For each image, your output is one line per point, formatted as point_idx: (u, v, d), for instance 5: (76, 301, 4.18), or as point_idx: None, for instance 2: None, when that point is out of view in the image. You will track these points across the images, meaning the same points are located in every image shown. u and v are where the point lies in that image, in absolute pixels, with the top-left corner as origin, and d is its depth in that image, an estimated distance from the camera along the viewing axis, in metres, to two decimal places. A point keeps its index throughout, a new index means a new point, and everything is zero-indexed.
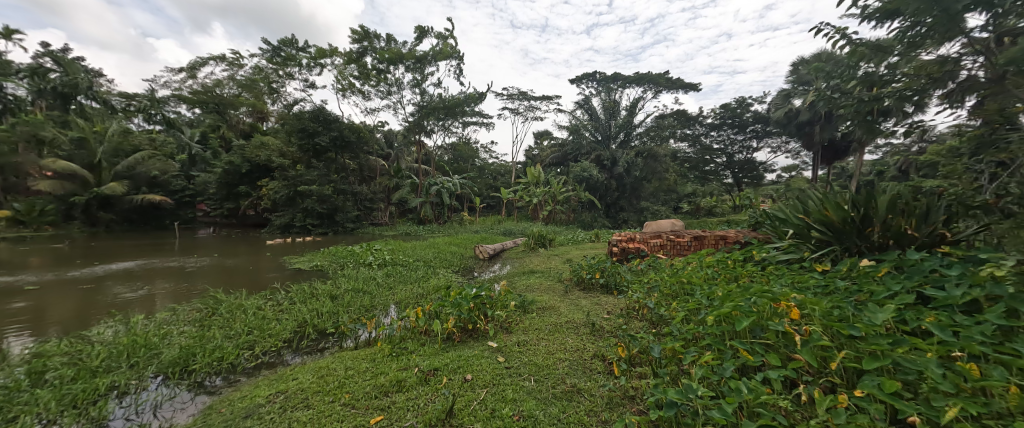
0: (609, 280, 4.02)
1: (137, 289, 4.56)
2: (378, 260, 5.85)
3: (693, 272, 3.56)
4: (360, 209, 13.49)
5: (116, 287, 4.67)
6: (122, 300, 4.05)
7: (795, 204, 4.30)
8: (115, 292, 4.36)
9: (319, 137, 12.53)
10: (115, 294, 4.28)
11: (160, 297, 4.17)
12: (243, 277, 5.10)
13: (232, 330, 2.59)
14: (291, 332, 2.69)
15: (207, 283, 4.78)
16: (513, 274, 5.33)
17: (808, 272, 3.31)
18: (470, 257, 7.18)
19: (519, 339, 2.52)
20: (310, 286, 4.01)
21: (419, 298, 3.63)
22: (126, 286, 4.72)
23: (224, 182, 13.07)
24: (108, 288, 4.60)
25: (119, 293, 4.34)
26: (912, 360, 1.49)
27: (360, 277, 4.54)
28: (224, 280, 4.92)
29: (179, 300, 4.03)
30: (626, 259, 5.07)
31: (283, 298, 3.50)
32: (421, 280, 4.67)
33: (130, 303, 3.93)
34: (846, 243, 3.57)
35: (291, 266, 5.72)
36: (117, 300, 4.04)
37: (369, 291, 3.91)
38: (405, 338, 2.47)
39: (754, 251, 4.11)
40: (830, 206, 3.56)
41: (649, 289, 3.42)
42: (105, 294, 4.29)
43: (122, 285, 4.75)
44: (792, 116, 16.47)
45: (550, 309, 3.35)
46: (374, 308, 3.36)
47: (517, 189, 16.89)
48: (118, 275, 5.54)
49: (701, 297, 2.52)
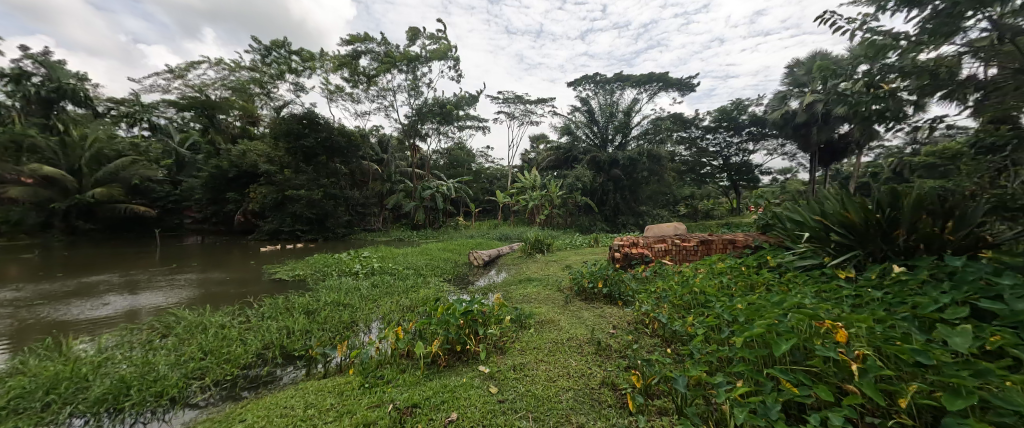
0: (613, 289, 3.71)
1: (109, 302, 4.22)
2: (365, 268, 5.51)
3: (705, 280, 3.27)
4: (351, 215, 13.12)
5: (85, 300, 4.32)
6: (92, 313, 3.71)
7: (810, 206, 4.02)
8: (84, 305, 4.02)
9: (308, 139, 12.22)
10: (84, 307, 3.94)
11: (143, 308, 3.88)
12: (230, 288, 4.79)
13: (185, 357, 2.26)
14: (254, 356, 2.35)
15: (196, 295, 4.50)
16: (509, 282, 4.99)
17: (832, 280, 3.03)
18: (464, 264, 6.86)
19: (514, 362, 2.19)
20: (286, 299, 3.66)
21: (405, 313, 3.30)
22: (95, 299, 4.37)
23: (211, 188, 12.64)
24: (86, 300, 4.28)
25: (90, 306, 4.00)
26: (1006, 398, 1.19)
27: (343, 289, 4.20)
28: (213, 292, 4.63)
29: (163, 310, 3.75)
30: (629, 265, 4.78)
31: (254, 315, 3.16)
32: (409, 290, 4.32)
33: (104, 315, 3.62)
34: (869, 247, 3.30)
35: (272, 276, 5.36)
36: (87, 313, 3.71)
37: (350, 304, 3.57)
38: (382, 363, 2.14)
39: (767, 257, 3.84)
40: (852, 208, 3.29)
41: (658, 300, 3.13)
42: (84, 307, 3.99)
43: (90, 299, 4.39)
44: (789, 117, 16.33)
45: (549, 323, 3.03)
46: (354, 324, 3.04)
47: (513, 193, 16.61)
48: (90, 289, 5.19)
49: (722, 312, 2.24)
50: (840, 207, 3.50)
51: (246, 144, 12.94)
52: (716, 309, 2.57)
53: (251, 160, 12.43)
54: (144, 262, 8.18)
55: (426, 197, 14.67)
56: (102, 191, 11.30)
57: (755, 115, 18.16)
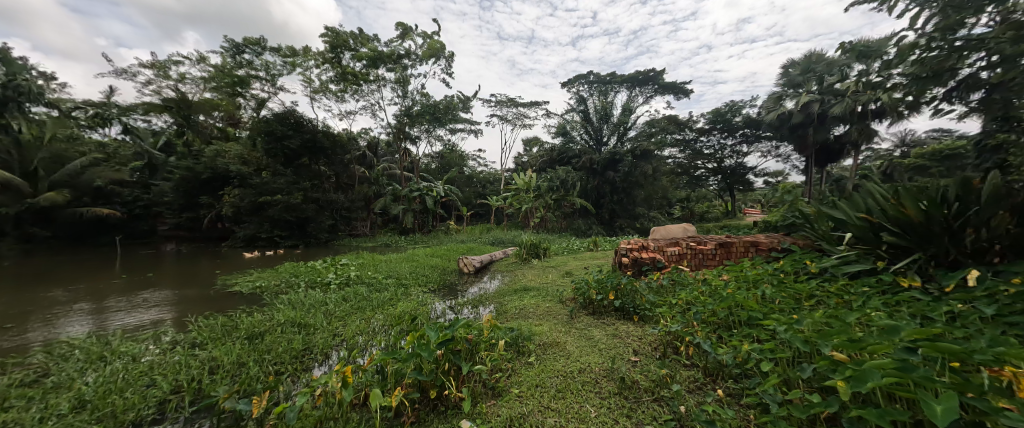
0: (627, 302, 3.11)
1: (79, 319, 3.79)
2: (339, 278, 4.86)
3: (742, 291, 2.70)
4: (335, 219, 12.44)
5: (50, 318, 3.84)
6: (68, 332, 3.30)
7: (850, 202, 3.51)
8: (52, 323, 3.57)
9: (291, 140, 11.57)
10: (49, 325, 3.48)
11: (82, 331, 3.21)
12: (197, 302, 4.14)
13: (47, 413, 1.61)
14: (153, 413, 1.71)
15: (156, 312, 3.84)
16: (502, 293, 4.37)
17: (899, 291, 2.48)
18: (453, 271, 6.20)
19: (510, 412, 1.63)
20: (230, 318, 3.01)
21: (374, 337, 2.68)
22: (59, 316, 3.89)
23: (183, 191, 11.83)
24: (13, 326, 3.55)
25: (55, 324, 3.54)
26: None
27: (304, 304, 3.55)
28: (178, 307, 3.98)
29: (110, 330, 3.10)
30: (640, 272, 4.17)
31: (183, 342, 2.53)
32: (384, 304, 3.69)
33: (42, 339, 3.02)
34: (932, 250, 2.76)
35: (229, 289, 4.69)
36: (59, 331, 3.29)
37: (309, 324, 2.92)
38: (323, 420, 1.55)
39: (805, 261, 3.28)
40: (910, 204, 2.77)
41: (686, 316, 2.55)
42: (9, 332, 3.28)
43: (56, 316, 3.90)
44: (784, 118, 16.00)
45: (554, 348, 2.44)
46: (308, 351, 2.43)
47: (506, 196, 15.97)
48: (50, 305, 4.64)
49: (793, 339, 1.67)
50: (893, 202, 2.98)
51: (221, 145, 12.16)
52: (772, 332, 1.99)
53: (227, 162, 11.67)
54: (102, 273, 7.43)
55: (414, 200, 13.98)
56: (62, 195, 10.38)
57: (749, 117, 17.91)
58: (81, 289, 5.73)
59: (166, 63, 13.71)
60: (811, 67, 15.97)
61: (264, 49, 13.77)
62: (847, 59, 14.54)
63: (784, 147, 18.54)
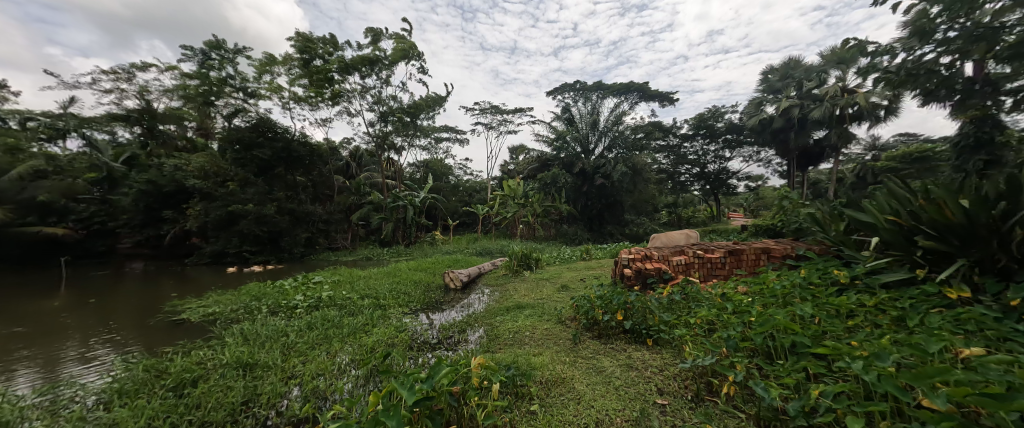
0: (638, 323, 2.67)
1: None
2: (308, 301, 4.31)
3: (773, 309, 2.32)
4: (310, 232, 11.78)
5: None
6: (10, 387, 2.47)
7: (874, 206, 3.18)
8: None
9: (261, 149, 10.88)
10: None
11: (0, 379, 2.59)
12: (159, 333, 3.56)
13: None
14: None
15: (105, 346, 3.23)
16: (491, 313, 3.89)
17: (945, 304, 2.15)
18: (439, 288, 5.66)
19: None
20: (160, 360, 2.55)
21: (338, 381, 2.28)
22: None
23: (145, 206, 10.99)
24: None
25: None
26: None
27: (259, 336, 3.03)
28: (135, 340, 3.39)
29: (44, 380, 2.55)
30: (645, 285, 3.79)
31: (87, 400, 2.11)
32: (357, 332, 3.19)
33: None
34: (975, 254, 2.45)
35: (176, 318, 4.07)
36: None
37: (259, 364, 2.48)
38: None
39: (830, 270, 2.93)
40: (949, 205, 2.45)
41: (713, 342, 2.14)
42: None
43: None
44: (765, 123, 16.06)
45: (561, 386, 2.02)
46: (249, 406, 2.05)
47: (492, 204, 15.36)
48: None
49: (881, 385, 1.30)
50: (926, 202, 2.66)
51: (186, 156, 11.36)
52: (839, 368, 1.59)
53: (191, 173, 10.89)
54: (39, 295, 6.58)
55: (397, 210, 13.33)
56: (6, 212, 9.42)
57: (731, 122, 18.04)
58: (18, 318, 4.70)
59: (131, 69, 12.84)
60: (789, 73, 16.13)
61: (231, 53, 12.96)
62: (823, 65, 14.77)
63: (766, 152, 18.74)
